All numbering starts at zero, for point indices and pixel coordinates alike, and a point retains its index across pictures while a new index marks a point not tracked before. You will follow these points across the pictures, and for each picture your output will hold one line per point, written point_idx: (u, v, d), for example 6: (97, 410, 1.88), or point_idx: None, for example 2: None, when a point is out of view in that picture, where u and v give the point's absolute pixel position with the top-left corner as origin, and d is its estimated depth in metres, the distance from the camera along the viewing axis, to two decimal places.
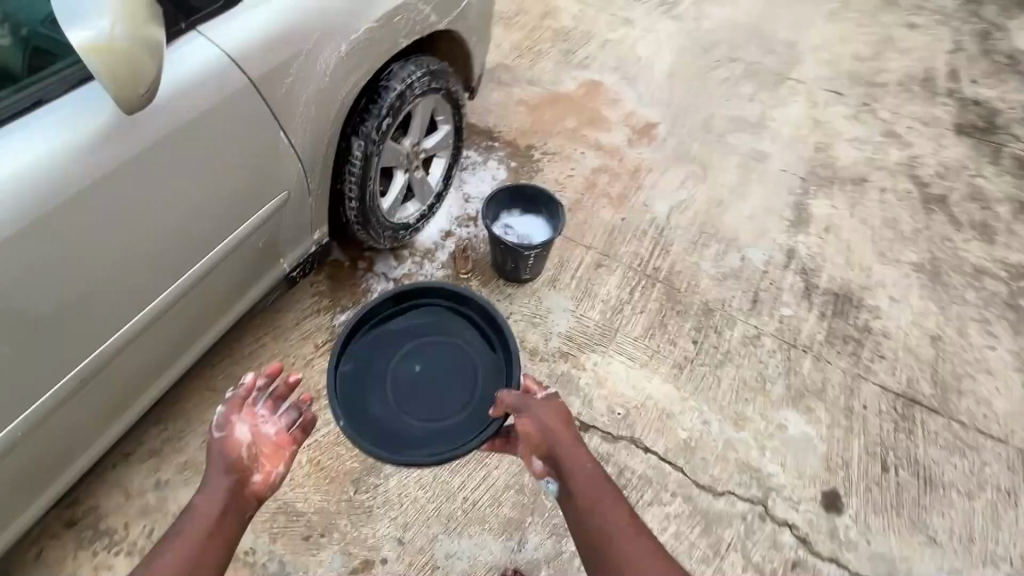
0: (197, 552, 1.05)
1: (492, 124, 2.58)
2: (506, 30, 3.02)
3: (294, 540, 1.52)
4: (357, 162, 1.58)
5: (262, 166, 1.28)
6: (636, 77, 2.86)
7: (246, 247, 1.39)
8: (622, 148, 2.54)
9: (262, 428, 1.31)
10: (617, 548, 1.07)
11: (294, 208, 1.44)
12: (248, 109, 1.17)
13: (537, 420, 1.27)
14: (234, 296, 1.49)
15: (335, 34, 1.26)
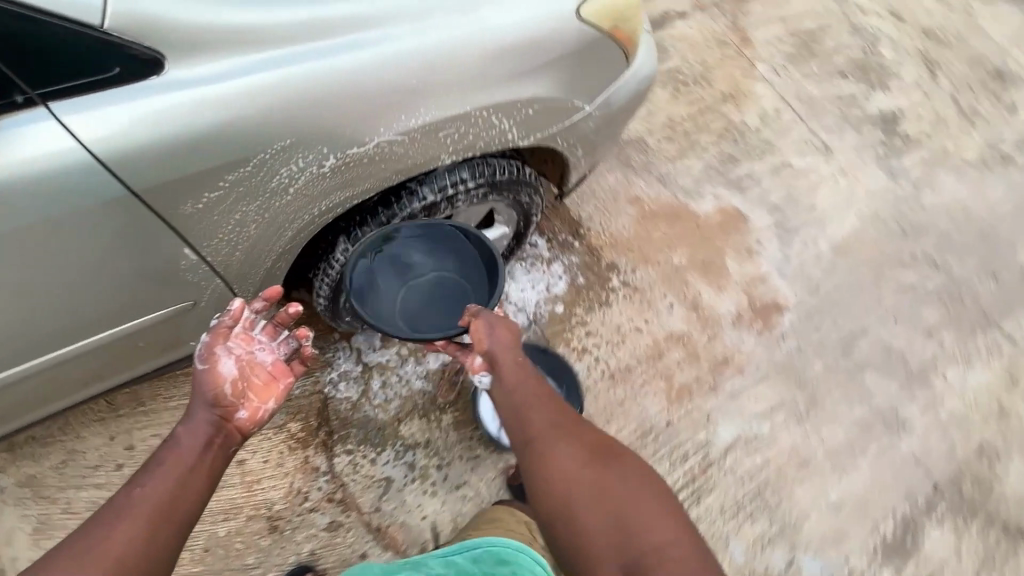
0: (171, 497, 0.87)
1: (585, 213, 2.05)
2: (670, 98, 2.39)
3: None
4: (336, 266, 1.18)
5: (155, 272, 0.95)
6: (793, 232, 2.16)
7: (121, 346, 1.06)
8: (721, 322, 1.93)
9: (256, 355, 1.08)
10: (536, 425, 1.07)
11: (206, 315, 1.10)
12: (126, 221, 0.85)
13: (480, 323, 1.15)
14: (98, 383, 1.15)
15: (309, 141, 0.87)
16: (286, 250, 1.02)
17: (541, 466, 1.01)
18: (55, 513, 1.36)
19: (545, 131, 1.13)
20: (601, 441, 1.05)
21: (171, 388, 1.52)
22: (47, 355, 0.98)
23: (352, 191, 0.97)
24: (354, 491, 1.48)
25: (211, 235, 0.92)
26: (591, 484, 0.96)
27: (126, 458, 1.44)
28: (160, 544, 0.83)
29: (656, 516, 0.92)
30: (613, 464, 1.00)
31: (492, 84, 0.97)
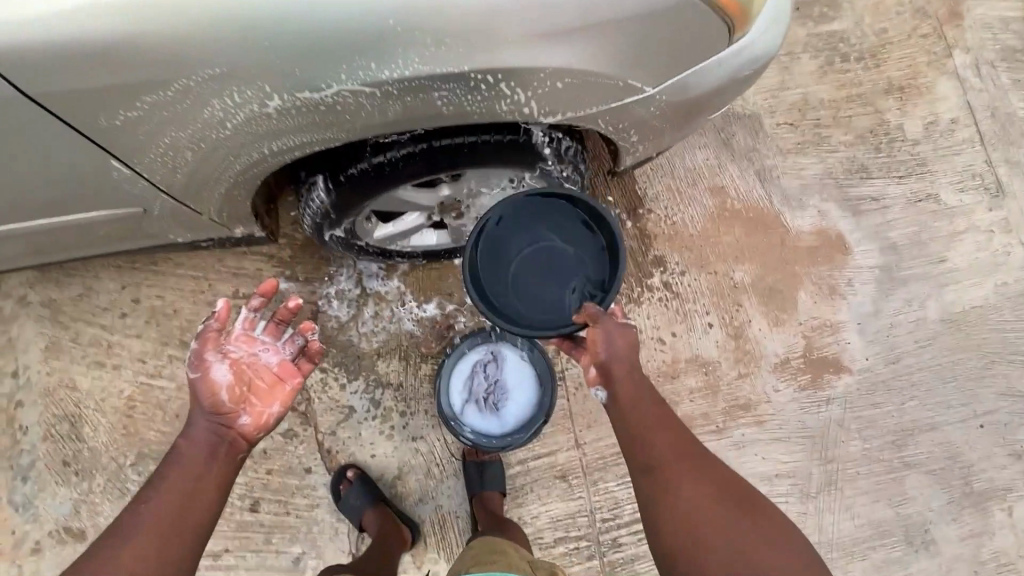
0: (179, 505, 0.91)
1: (654, 190, 1.75)
2: (815, 73, 1.91)
3: (54, 456, 1.44)
4: (318, 202, 1.11)
5: (88, 173, 0.87)
6: (898, 284, 1.76)
7: (84, 230, 1.05)
8: (761, 362, 1.66)
9: (258, 357, 1.09)
10: (658, 454, 0.93)
11: (161, 219, 1.03)
12: (37, 130, 0.78)
13: (601, 331, 1.03)
14: (81, 250, 1.18)
15: (245, 73, 0.74)
16: (238, 181, 0.93)
17: (661, 492, 0.90)
18: (65, 338, 1.51)
19: (581, 111, 0.89)
20: (728, 478, 0.93)
21: (181, 257, 1.57)
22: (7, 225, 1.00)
23: (307, 138, 0.84)
24: (316, 408, 1.50)
25: (143, 154, 0.84)
26: (720, 522, 0.86)
27: (130, 309, 1.53)
28: (171, 551, 0.87)
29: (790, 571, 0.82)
30: (747, 504, 0.89)
31: (503, 43, 0.76)
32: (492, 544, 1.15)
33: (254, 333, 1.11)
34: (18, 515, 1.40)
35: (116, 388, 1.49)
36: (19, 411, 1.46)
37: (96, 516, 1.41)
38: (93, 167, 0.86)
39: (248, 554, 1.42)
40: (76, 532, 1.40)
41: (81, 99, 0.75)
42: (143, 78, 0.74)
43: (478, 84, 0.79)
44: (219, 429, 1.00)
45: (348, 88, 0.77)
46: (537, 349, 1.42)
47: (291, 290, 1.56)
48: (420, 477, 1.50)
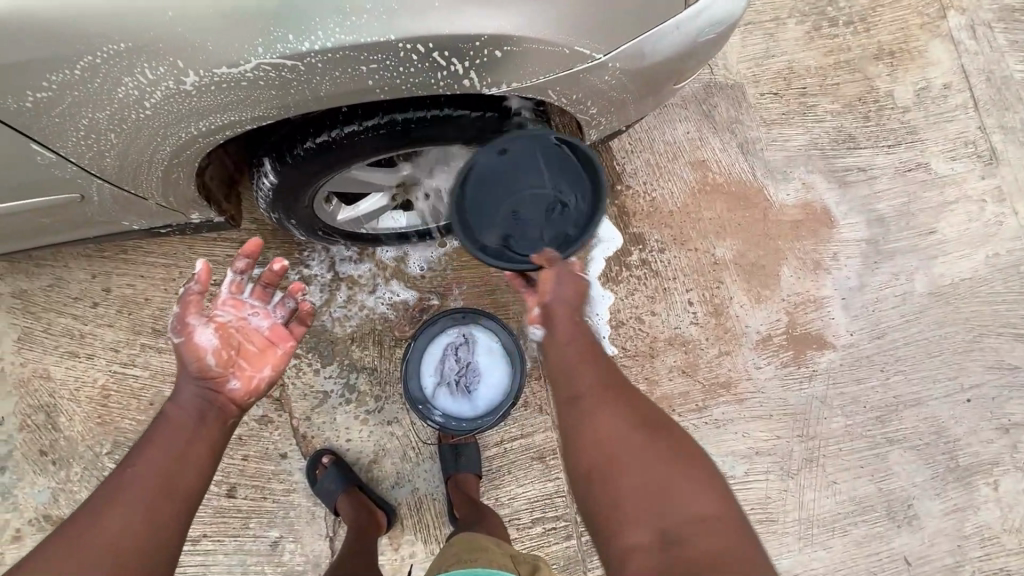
0: (167, 468, 0.84)
1: (633, 165, 1.70)
2: (803, 39, 1.84)
3: (31, 446, 1.44)
4: (268, 184, 1.08)
5: (14, 161, 0.85)
6: (884, 258, 1.71)
7: (26, 219, 1.03)
8: (742, 340, 1.63)
9: (247, 320, 1.03)
10: (585, 382, 0.89)
11: (106, 207, 1.01)
12: None
13: (553, 272, 0.99)
14: (33, 241, 1.16)
15: (153, 48, 0.72)
16: (173, 164, 0.90)
17: (580, 420, 0.86)
18: (38, 328, 1.50)
19: (529, 83, 0.85)
20: (650, 409, 0.89)
21: (151, 245, 1.55)
22: None
23: (232, 115, 0.80)
24: (290, 394, 1.50)
25: (68, 138, 0.82)
26: (638, 452, 0.81)
27: (102, 298, 1.53)
28: (161, 517, 0.81)
29: (706, 498, 0.77)
30: (665, 434, 0.85)
31: (418, 6, 0.73)
32: (475, 541, 1.04)
33: (241, 297, 1.05)
34: None
35: (90, 377, 1.49)
36: None
37: (75, 503, 1.43)
38: (12, 153, 0.83)
39: (225, 539, 1.43)
40: (55, 519, 1.41)
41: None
42: (47, 56, 0.72)
43: (408, 54, 0.76)
44: (207, 391, 0.94)
45: (267, 60, 0.74)
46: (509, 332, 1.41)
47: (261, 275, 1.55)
48: (396, 460, 1.50)
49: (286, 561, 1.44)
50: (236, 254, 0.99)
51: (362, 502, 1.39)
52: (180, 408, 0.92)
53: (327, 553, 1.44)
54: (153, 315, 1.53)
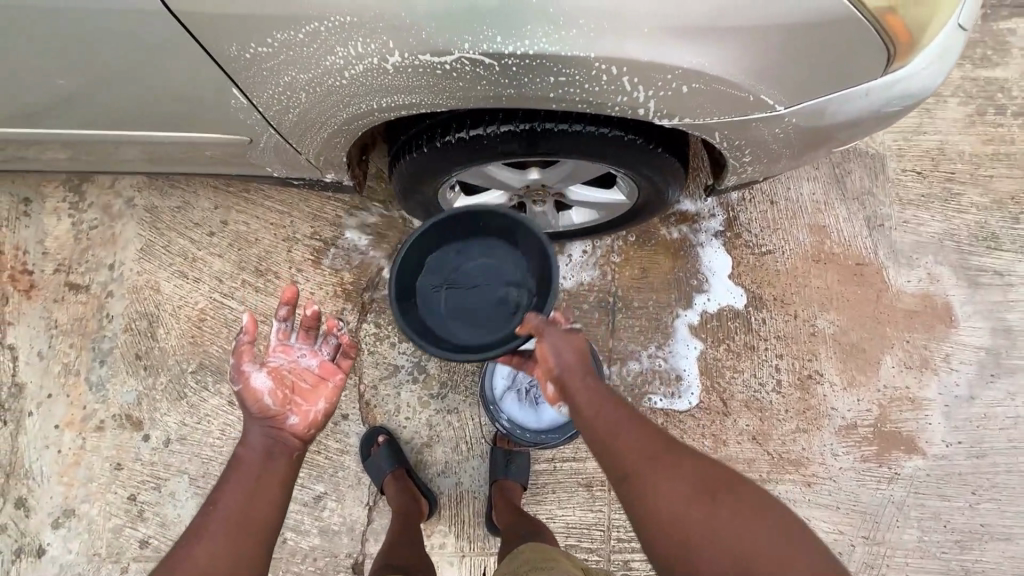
0: (241, 508, 0.87)
1: (749, 214, 1.64)
2: (962, 122, 1.71)
3: (130, 348, 1.56)
4: (404, 163, 1.11)
5: (207, 100, 0.92)
6: (1003, 373, 1.57)
7: (187, 149, 1.11)
8: (825, 421, 1.54)
9: (295, 362, 1.06)
10: (627, 461, 0.84)
11: (262, 153, 1.08)
12: (178, 54, 0.84)
13: (548, 343, 0.95)
14: (185, 168, 1.25)
15: (371, 26, 0.75)
16: (340, 129, 0.94)
17: (644, 502, 0.81)
18: (159, 244, 1.63)
19: (701, 120, 0.84)
20: (704, 463, 0.84)
21: (273, 190, 1.65)
22: (125, 132, 1.06)
23: (413, 98, 0.83)
24: (363, 360, 1.55)
25: (260, 89, 0.88)
26: (717, 524, 0.76)
27: (217, 230, 1.63)
28: (240, 552, 0.84)
29: (794, 549, 0.74)
30: (731, 492, 0.80)
31: (631, 32, 0.72)
32: (546, 551, 1.03)
33: (288, 341, 1.08)
34: (89, 393, 1.54)
35: (193, 299, 1.60)
36: (108, 300, 1.59)
37: (154, 410, 1.53)
38: (206, 90, 0.90)
39: None
40: (134, 420, 1.52)
41: (205, 18, 0.78)
42: (273, 15, 0.76)
43: (599, 73, 0.76)
44: (271, 432, 0.96)
45: (468, 56, 0.76)
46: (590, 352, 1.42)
47: (363, 242, 1.61)
48: (447, 450, 1.52)
49: (324, 518, 1.48)
50: (275, 304, 1.01)
51: (409, 481, 1.42)
52: (249, 450, 0.94)
53: (363, 521, 1.48)
54: (260, 255, 1.62)
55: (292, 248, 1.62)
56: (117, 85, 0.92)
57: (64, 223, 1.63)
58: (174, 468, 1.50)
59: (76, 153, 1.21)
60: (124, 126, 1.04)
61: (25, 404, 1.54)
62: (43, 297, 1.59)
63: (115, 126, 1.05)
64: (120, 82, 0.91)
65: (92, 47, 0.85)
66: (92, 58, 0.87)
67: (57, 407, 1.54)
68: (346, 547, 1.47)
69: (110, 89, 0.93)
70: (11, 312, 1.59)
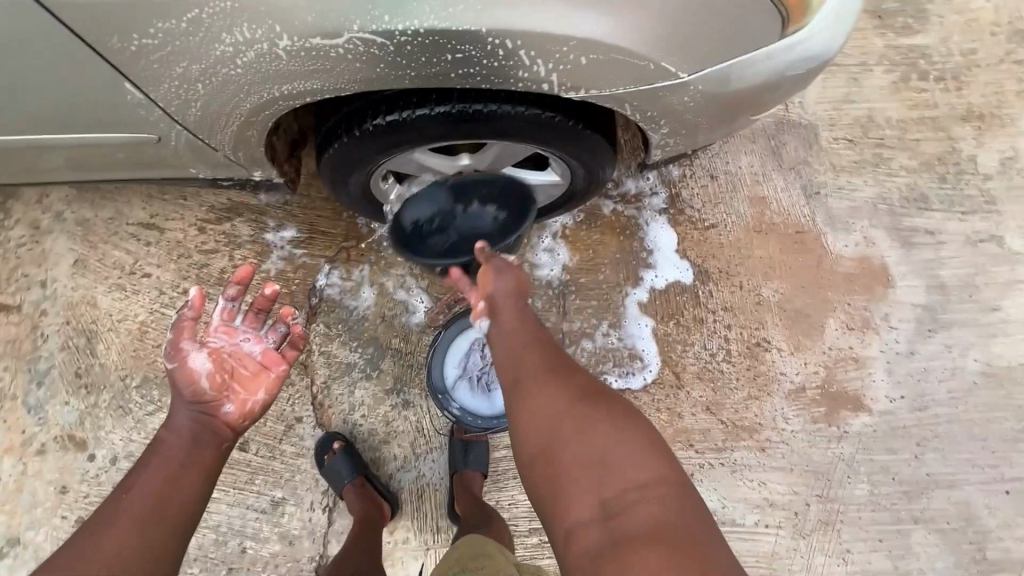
0: (162, 493, 0.90)
1: (690, 191, 1.67)
2: (887, 89, 1.77)
3: (69, 368, 1.51)
4: (328, 154, 1.10)
5: (109, 98, 0.90)
6: (940, 328, 1.63)
7: (102, 152, 1.08)
8: (775, 386, 1.58)
9: (239, 345, 1.09)
10: (526, 366, 0.94)
11: (180, 154, 1.06)
12: (69, 52, 0.82)
13: (488, 267, 1.06)
14: (105, 174, 1.21)
15: (255, 9, 0.74)
16: (250, 121, 0.93)
17: (521, 412, 0.90)
18: (92, 258, 1.57)
19: (607, 91, 0.84)
20: (591, 383, 0.93)
21: (211, 197, 1.61)
22: (32, 139, 1.03)
23: (314, 83, 0.82)
24: (314, 361, 1.53)
25: (159, 83, 0.86)
26: (582, 431, 0.84)
27: (155, 239, 1.59)
28: (157, 536, 0.86)
29: (652, 463, 0.81)
30: (606, 403, 0.88)
31: (515, 3, 0.72)
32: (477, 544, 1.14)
33: (233, 323, 1.11)
34: (28, 416, 1.48)
35: (132, 312, 1.55)
36: (42, 319, 1.53)
37: (98, 428, 1.48)
38: (104, 87, 0.88)
39: (230, 490, 1.46)
40: (78, 441, 1.47)
41: (85, 12, 0.76)
42: (157, 4, 0.75)
43: (495, 48, 0.76)
44: (203, 417, 1.01)
45: (358, 37, 0.75)
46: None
47: (308, 242, 1.59)
48: (405, 445, 1.51)
49: (283, 523, 1.46)
50: (227, 281, 1.05)
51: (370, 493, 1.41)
52: (173, 433, 0.98)
53: (324, 523, 1.46)
54: (201, 264, 1.58)
55: (234, 252, 1.59)
56: (4, 84, 0.88)
57: None
58: None
59: None
60: (25, 129, 1.00)
61: None
62: None
63: (15, 131, 1.00)
64: (9, 82, 0.88)
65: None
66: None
67: None
68: (308, 551, 1.45)
69: (2, 91, 0.90)
70: None
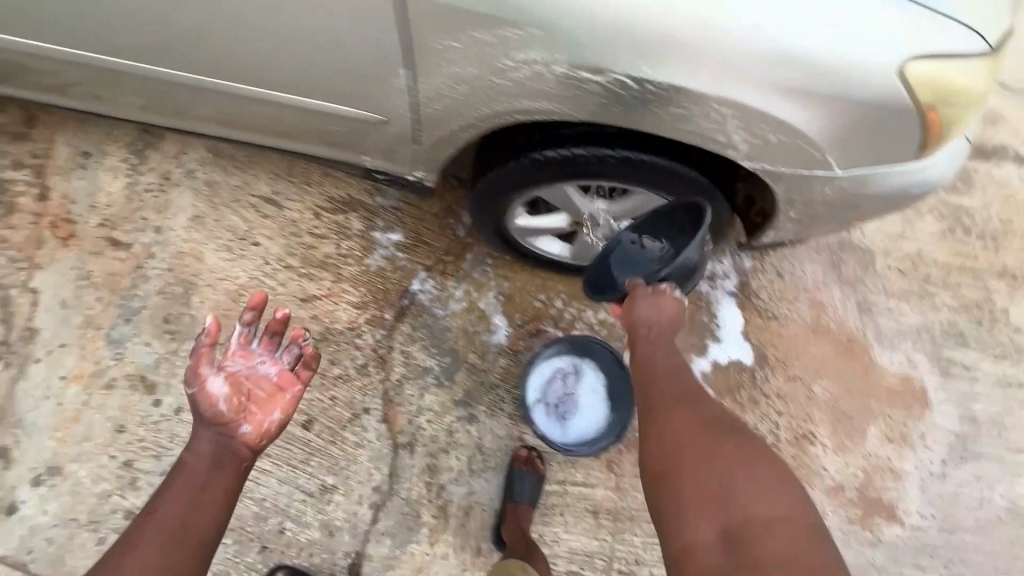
0: (193, 509, 0.94)
1: (761, 282, 1.82)
2: (937, 236, 2.00)
3: (160, 312, 1.55)
4: (497, 168, 1.24)
5: (367, 80, 1.07)
6: (969, 457, 1.74)
7: (315, 120, 1.23)
8: (815, 480, 1.66)
9: (255, 369, 1.13)
10: (662, 388, 1.08)
11: (387, 138, 1.22)
12: (362, 39, 0.98)
13: (637, 294, 1.18)
14: (296, 141, 1.36)
15: (541, 39, 0.89)
16: (471, 123, 1.09)
17: (652, 430, 1.03)
18: (210, 217, 1.67)
19: (774, 165, 1.03)
20: (721, 416, 1.02)
21: (335, 187, 1.74)
22: (267, 94, 1.19)
23: (541, 104, 0.99)
24: (394, 358, 1.59)
25: (423, 78, 1.02)
26: (706, 451, 0.94)
27: (272, 213, 1.70)
28: (181, 555, 0.88)
29: (783, 502, 0.87)
30: (735, 436, 0.96)
31: (750, 83, 0.89)
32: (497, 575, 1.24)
33: (250, 347, 1.16)
34: (106, 349, 1.50)
35: (234, 274, 1.62)
36: (147, 262, 1.60)
37: (171, 376, 1.50)
38: (338, 62, 1.04)
39: (284, 465, 1.46)
40: (148, 384, 1.48)
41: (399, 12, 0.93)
42: (460, 16, 0.90)
43: (715, 114, 0.94)
44: (221, 437, 1.04)
45: (616, 78, 0.92)
46: (619, 371, 1.50)
47: (411, 249, 1.70)
48: (463, 459, 1.53)
49: (327, 512, 1.44)
50: (244, 306, 1.10)
51: None
52: (194, 454, 1.02)
53: (368, 520, 1.45)
54: (309, 246, 1.68)
55: (341, 241, 1.69)
56: (284, 48, 1.04)
57: (120, 182, 1.67)
58: (178, 439, 1.45)
59: (200, 106, 1.32)
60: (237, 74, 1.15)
61: (35, 349, 1.49)
62: (81, 248, 1.59)
63: (255, 81, 1.16)
64: (287, 46, 1.04)
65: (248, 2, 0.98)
66: (243, 9, 0.99)
67: (68, 357, 1.49)
68: (346, 545, 1.43)
69: (275, 51, 1.06)
70: (44, 256, 1.57)
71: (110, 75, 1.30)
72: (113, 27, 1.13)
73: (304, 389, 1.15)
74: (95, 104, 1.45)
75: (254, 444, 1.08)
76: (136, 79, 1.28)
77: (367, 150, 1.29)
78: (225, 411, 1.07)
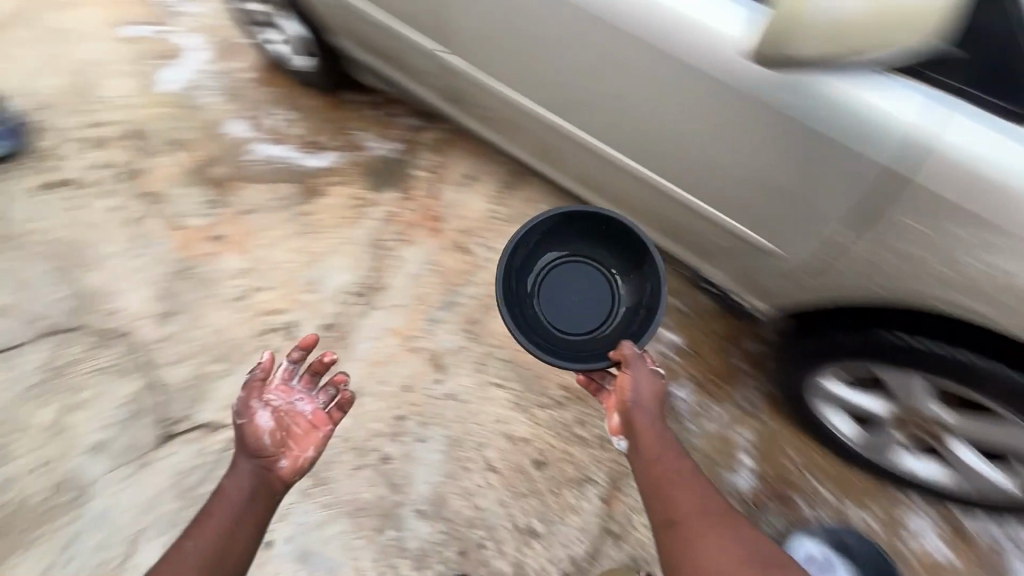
0: (233, 524, 1.11)
1: None
2: None
3: (469, 314, 1.84)
4: (863, 338, 1.29)
5: (797, 218, 1.22)
6: None
7: (706, 226, 1.43)
8: None
9: (293, 406, 1.34)
10: (673, 489, 1.12)
11: (767, 263, 1.36)
12: (826, 190, 1.13)
13: (630, 374, 1.26)
14: (666, 231, 1.58)
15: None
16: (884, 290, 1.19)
17: (671, 537, 1.06)
18: None
19: None
20: (729, 516, 1.08)
21: None
22: (683, 193, 1.41)
23: (916, 283, 1.14)
24: None
25: (863, 238, 1.13)
26: (734, 555, 1.00)
27: None
28: (224, 561, 1.06)
29: None
30: (746, 536, 1.04)
31: None
32: None
33: (292, 384, 1.39)
34: (424, 323, 1.83)
35: None
36: (476, 271, 1.93)
37: (455, 365, 1.76)
38: (757, 173, 1.22)
39: (507, 491, 1.60)
40: (439, 364, 1.76)
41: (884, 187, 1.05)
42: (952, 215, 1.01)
43: None
44: (261, 471, 1.21)
45: None
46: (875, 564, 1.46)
47: (685, 355, 1.76)
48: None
49: (525, 554, 1.56)
50: (296, 349, 1.34)
51: None
52: (235, 480, 1.19)
53: None
54: None
55: None
56: (739, 170, 1.24)
57: (482, 206, 2.09)
58: (441, 421, 1.68)
59: (604, 176, 1.59)
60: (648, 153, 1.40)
61: (380, 300, 1.89)
62: (438, 240, 2.00)
63: (680, 179, 1.38)
64: (743, 171, 1.24)
65: (705, 107, 1.20)
66: (708, 111, 1.19)
67: (396, 316, 1.85)
68: None
69: (727, 169, 1.26)
70: (413, 237, 2.02)
71: (548, 128, 1.62)
72: (590, 104, 1.43)
73: (334, 427, 1.36)
74: (503, 133, 1.88)
75: (286, 477, 1.26)
76: (548, 126, 1.61)
77: (734, 264, 1.46)
78: (267, 445, 1.26)
